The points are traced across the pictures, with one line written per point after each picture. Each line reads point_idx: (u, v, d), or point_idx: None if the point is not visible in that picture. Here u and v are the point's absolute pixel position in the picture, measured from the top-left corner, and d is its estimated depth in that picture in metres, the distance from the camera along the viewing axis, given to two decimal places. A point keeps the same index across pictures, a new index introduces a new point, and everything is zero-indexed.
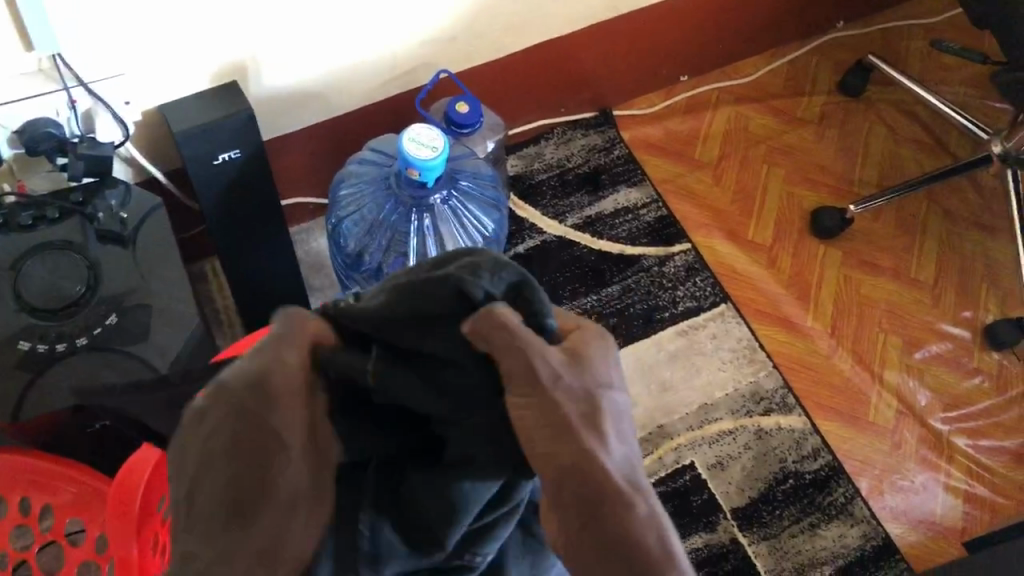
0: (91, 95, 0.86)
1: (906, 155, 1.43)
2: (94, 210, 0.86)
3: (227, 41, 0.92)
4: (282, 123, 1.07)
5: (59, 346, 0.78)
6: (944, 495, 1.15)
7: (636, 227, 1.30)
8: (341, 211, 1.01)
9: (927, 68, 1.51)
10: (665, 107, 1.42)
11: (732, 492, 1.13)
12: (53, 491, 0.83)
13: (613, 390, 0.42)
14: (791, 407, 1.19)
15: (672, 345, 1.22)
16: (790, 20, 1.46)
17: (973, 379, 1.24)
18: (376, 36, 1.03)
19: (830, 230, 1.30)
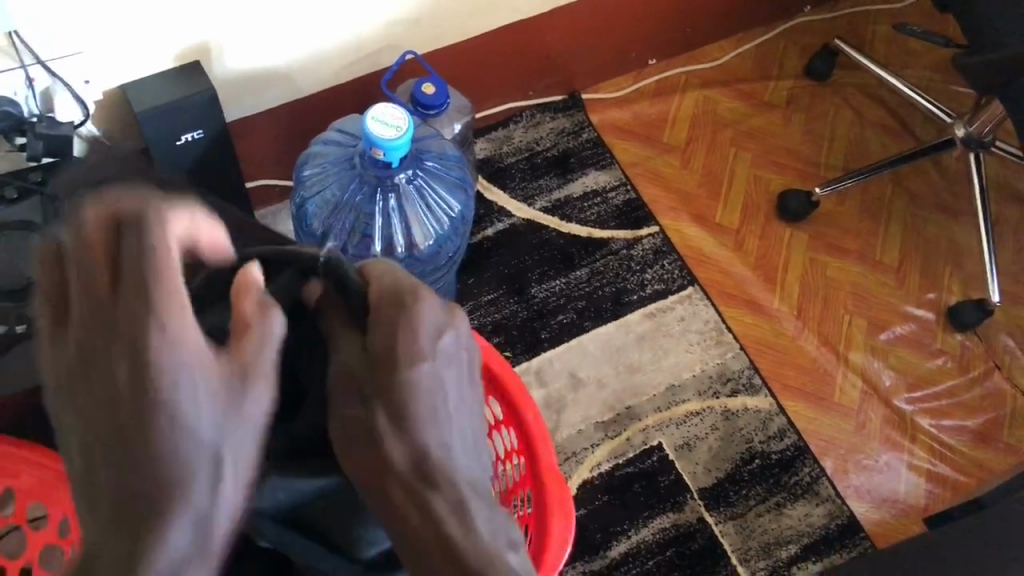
0: (48, 71, 0.85)
1: (871, 139, 1.44)
2: (54, 189, 0.85)
3: (189, 21, 0.91)
4: (247, 105, 1.06)
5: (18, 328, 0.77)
6: (907, 474, 1.17)
7: (604, 210, 1.30)
8: (304, 192, 1.00)
9: (892, 53, 1.53)
10: (633, 91, 1.42)
11: (699, 472, 1.14)
12: (14, 475, 0.83)
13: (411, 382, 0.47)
14: (758, 388, 1.20)
15: (640, 327, 1.22)
16: (757, 4, 1.46)
17: (936, 360, 1.26)
18: (341, 17, 1.02)
19: (797, 213, 1.31)
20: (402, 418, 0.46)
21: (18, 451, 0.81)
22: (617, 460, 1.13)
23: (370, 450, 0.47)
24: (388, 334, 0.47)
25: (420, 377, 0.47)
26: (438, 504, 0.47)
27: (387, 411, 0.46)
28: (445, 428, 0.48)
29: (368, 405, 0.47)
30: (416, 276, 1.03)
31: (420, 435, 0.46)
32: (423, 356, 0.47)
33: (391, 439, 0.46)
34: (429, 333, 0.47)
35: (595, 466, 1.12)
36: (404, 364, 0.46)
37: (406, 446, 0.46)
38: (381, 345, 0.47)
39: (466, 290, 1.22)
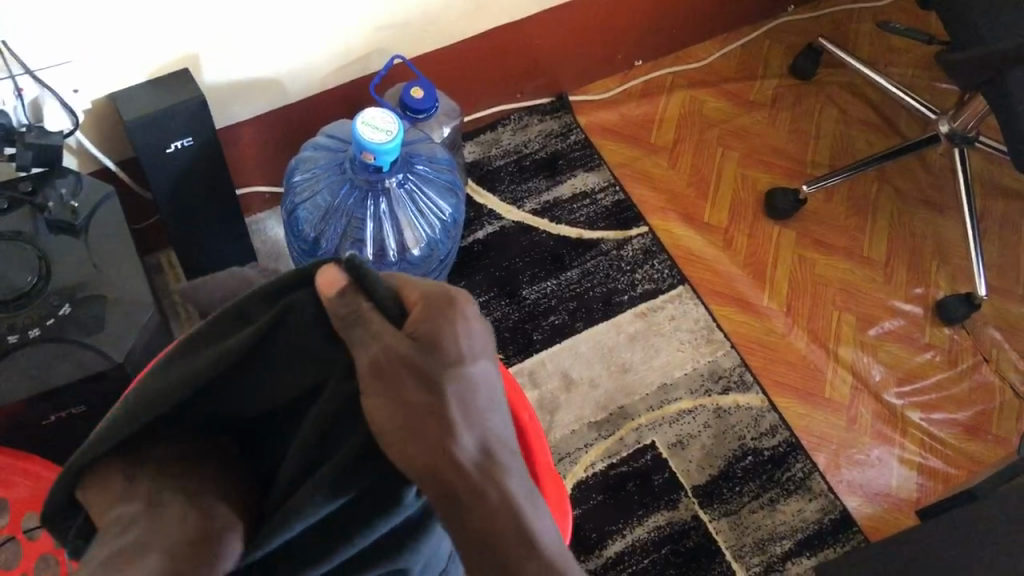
0: (36, 81, 0.85)
1: (857, 136, 1.45)
2: (44, 199, 0.85)
3: (177, 30, 0.91)
4: (236, 112, 1.06)
5: (11, 337, 0.77)
6: (899, 468, 1.18)
7: (593, 211, 1.31)
8: (296, 197, 1.00)
9: (875, 50, 1.54)
10: (620, 92, 1.43)
11: (693, 470, 1.14)
12: (8, 486, 0.83)
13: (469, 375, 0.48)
14: (749, 385, 1.20)
15: (630, 327, 1.23)
16: (741, 4, 1.47)
17: (925, 354, 1.27)
18: (329, 24, 1.02)
19: (784, 211, 1.32)
20: (467, 407, 0.48)
21: (19, 465, 0.82)
22: (611, 459, 1.13)
23: (434, 437, 0.47)
24: (441, 329, 0.48)
25: (471, 377, 0.48)
26: (504, 491, 0.48)
27: (455, 399, 0.48)
28: (495, 422, 0.50)
29: (433, 395, 0.47)
30: None
31: (482, 426, 0.49)
32: (476, 352, 0.49)
33: (460, 428, 0.48)
34: (476, 332, 0.50)
35: (590, 466, 1.13)
36: (463, 357, 0.48)
37: (474, 435, 0.48)
38: (435, 336, 0.48)
39: None
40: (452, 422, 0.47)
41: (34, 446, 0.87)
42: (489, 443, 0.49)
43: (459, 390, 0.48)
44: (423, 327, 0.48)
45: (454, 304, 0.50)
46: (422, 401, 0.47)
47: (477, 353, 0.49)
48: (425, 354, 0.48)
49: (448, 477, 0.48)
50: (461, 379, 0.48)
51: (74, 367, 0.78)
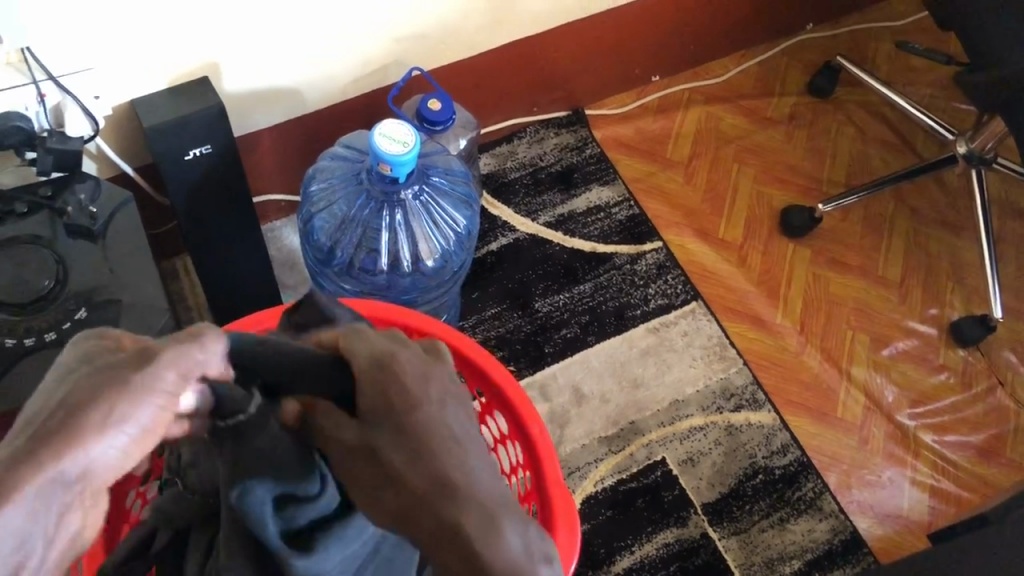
0: (59, 87, 0.85)
1: (873, 155, 1.45)
2: (64, 204, 0.86)
3: (198, 38, 0.92)
4: (255, 120, 1.07)
5: (27, 340, 0.77)
6: (911, 490, 1.17)
7: (607, 225, 1.31)
8: (313, 207, 1.00)
9: (893, 70, 1.54)
10: (636, 107, 1.43)
11: (702, 487, 1.14)
12: None
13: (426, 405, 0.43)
14: (761, 404, 1.20)
15: (642, 343, 1.23)
16: (760, 21, 1.47)
17: (938, 375, 1.26)
18: (348, 34, 1.03)
19: (800, 228, 1.32)
20: (413, 455, 0.41)
21: None
22: (620, 474, 1.13)
23: (389, 497, 0.42)
24: (379, 380, 0.44)
25: (427, 412, 0.43)
26: (467, 530, 0.40)
27: (397, 450, 0.42)
28: (463, 460, 0.42)
29: (376, 453, 0.43)
30: (421, 289, 1.04)
31: (430, 469, 0.41)
32: (419, 394, 0.44)
33: (405, 479, 0.41)
34: (420, 372, 0.45)
35: (599, 481, 1.12)
36: (405, 403, 0.43)
37: (420, 479, 0.41)
38: (387, 372, 0.45)
39: (470, 305, 1.22)
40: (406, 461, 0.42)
41: None
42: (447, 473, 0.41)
43: (420, 417, 0.43)
44: (362, 384, 0.44)
45: (390, 354, 0.45)
46: (371, 465, 0.43)
47: (421, 396, 0.44)
48: (368, 413, 0.44)
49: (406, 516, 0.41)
50: (405, 424, 0.43)
51: None
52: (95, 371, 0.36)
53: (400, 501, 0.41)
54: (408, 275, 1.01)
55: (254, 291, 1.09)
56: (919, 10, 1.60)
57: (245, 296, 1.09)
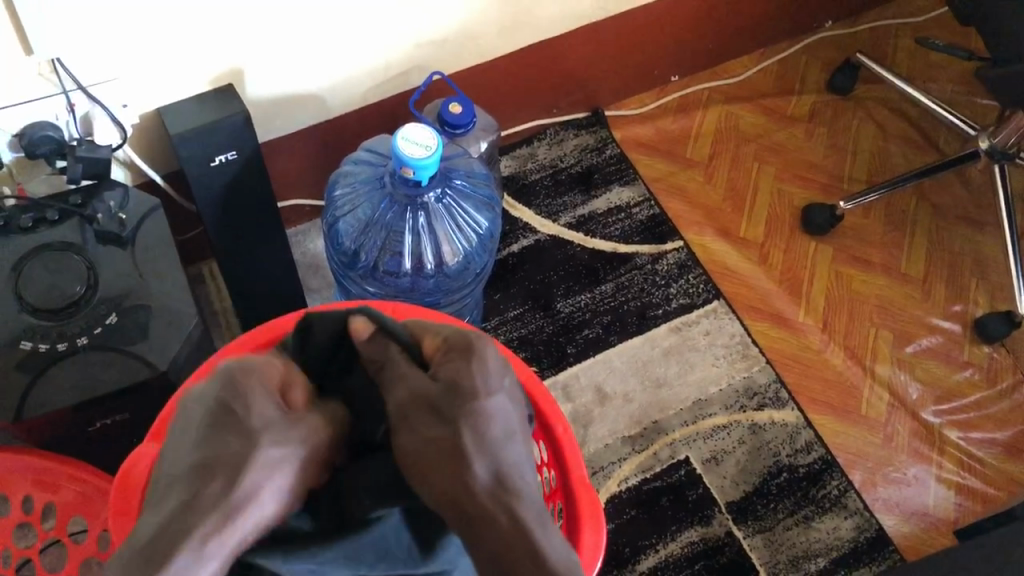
0: (88, 97, 0.87)
1: (895, 152, 1.45)
2: (93, 211, 0.88)
3: (222, 46, 0.93)
4: (278, 126, 1.08)
5: (60, 345, 0.79)
6: (937, 487, 1.17)
7: (628, 225, 1.31)
8: (337, 211, 1.02)
9: (914, 66, 1.53)
10: (655, 107, 1.43)
11: (727, 486, 1.14)
12: (55, 490, 0.84)
13: (493, 398, 0.57)
14: (785, 402, 1.20)
15: (665, 342, 1.23)
16: (779, 19, 1.47)
17: (963, 372, 1.26)
18: (368, 40, 1.04)
19: (821, 227, 1.32)
20: (482, 435, 0.56)
21: (63, 467, 0.83)
22: (645, 473, 1.14)
23: (453, 470, 0.55)
24: (458, 370, 0.59)
25: (489, 404, 0.57)
26: (513, 507, 0.54)
27: (471, 430, 0.56)
28: (514, 453, 0.57)
29: (450, 426, 0.56)
30: (445, 291, 1.05)
31: (494, 452, 0.55)
32: (490, 391, 0.57)
33: (474, 457, 0.55)
34: (496, 369, 0.59)
35: (623, 480, 1.13)
36: (478, 394, 0.57)
37: (486, 461, 0.55)
38: (456, 378, 0.58)
39: (492, 306, 1.23)
40: (471, 446, 0.55)
41: (81, 451, 0.89)
42: (505, 458, 0.56)
43: (490, 405, 0.57)
44: (442, 365, 0.60)
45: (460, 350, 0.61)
46: (443, 433, 0.56)
47: (489, 390, 0.57)
48: (443, 399, 0.58)
49: (461, 499, 0.55)
50: (473, 412, 0.56)
51: (120, 373, 0.79)
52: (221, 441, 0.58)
53: (461, 476, 0.54)
54: (431, 276, 1.02)
55: (280, 295, 1.11)
56: (939, 5, 1.59)
57: (271, 300, 1.10)
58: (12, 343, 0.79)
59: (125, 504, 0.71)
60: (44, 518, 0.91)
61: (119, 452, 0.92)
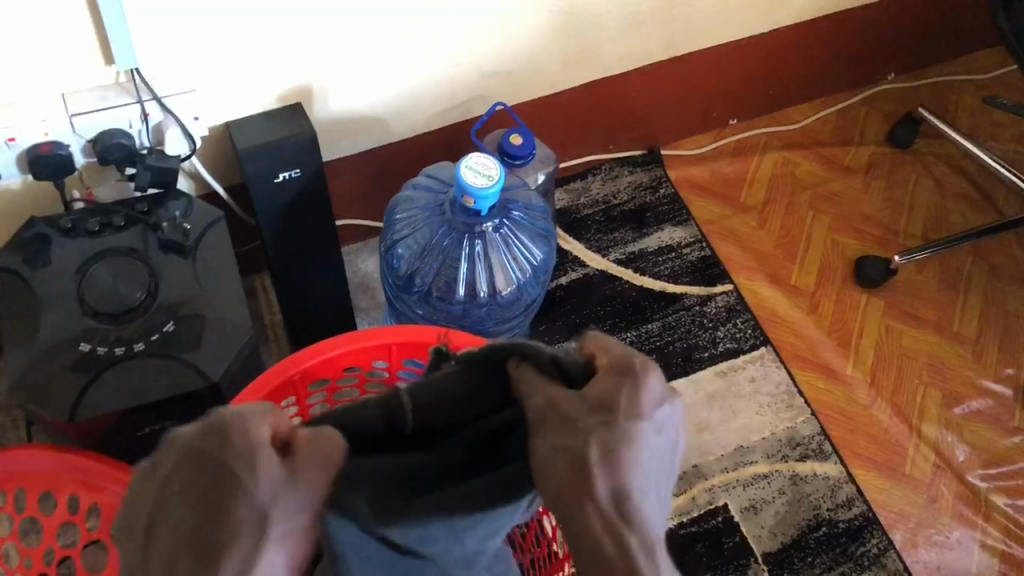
0: (161, 107, 0.89)
1: (952, 209, 1.43)
2: (158, 219, 0.89)
3: (294, 66, 0.95)
4: (342, 147, 1.09)
5: (117, 349, 0.81)
6: (981, 553, 1.14)
7: (678, 265, 1.31)
8: (395, 234, 1.03)
9: (976, 124, 1.52)
10: (712, 149, 1.44)
11: (764, 536, 1.12)
12: (100, 492, 0.83)
13: (642, 423, 0.44)
14: (828, 455, 1.18)
15: (709, 386, 1.22)
16: (841, 69, 1.47)
17: (1012, 438, 1.23)
18: (435, 67, 1.05)
19: (874, 280, 1.30)
20: (616, 455, 0.43)
21: (112, 471, 0.83)
22: (681, 518, 1.12)
23: (567, 478, 0.42)
24: (612, 386, 0.45)
25: (636, 429, 0.44)
26: (640, 563, 0.41)
27: (600, 443, 0.43)
28: (642, 487, 0.43)
29: (579, 437, 0.43)
30: (496, 321, 1.05)
31: (634, 485, 0.43)
32: (640, 413, 0.44)
33: (597, 472, 0.42)
34: (653, 401, 0.45)
35: None
36: (624, 412, 0.44)
37: (610, 481, 0.42)
38: (606, 396, 0.44)
39: (537, 337, 1.23)
40: (593, 463, 0.42)
41: (127, 457, 0.90)
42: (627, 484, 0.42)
43: (628, 430, 0.43)
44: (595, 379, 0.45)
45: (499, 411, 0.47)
46: (567, 440, 0.43)
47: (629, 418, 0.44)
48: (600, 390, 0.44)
49: (574, 517, 0.42)
50: (619, 428, 0.43)
51: (174, 380, 0.80)
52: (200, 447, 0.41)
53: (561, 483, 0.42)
54: (484, 305, 1.03)
55: (332, 313, 1.11)
56: (1005, 63, 1.58)
57: (320, 318, 1.11)
58: (71, 344, 0.80)
59: None
60: (87, 517, 0.92)
61: None
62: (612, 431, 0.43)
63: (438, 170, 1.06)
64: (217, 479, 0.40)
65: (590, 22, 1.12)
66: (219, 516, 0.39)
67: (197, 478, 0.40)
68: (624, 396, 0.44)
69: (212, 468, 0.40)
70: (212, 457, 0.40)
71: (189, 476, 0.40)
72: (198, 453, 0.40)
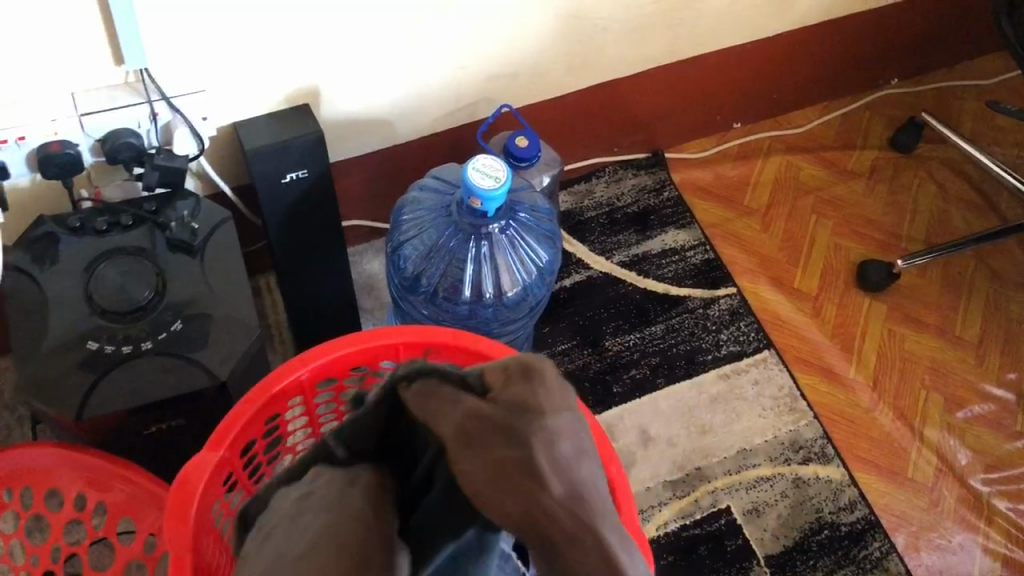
0: (170, 107, 0.89)
1: (955, 214, 1.43)
2: (166, 219, 0.89)
3: (301, 67, 0.96)
4: (348, 149, 1.10)
5: (125, 347, 0.81)
6: (982, 557, 1.14)
7: (681, 268, 1.31)
8: (402, 235, 1.03)
9: (979, 129, 1.52)
10: (716, 152, 1.44)
11: (767, 539, 1.12)
12: (106, 489, 0.84)
13: (564, 415, 0.49)
14: (830, 458, 1.18)
15: (713, 389, 1.22)
16: (844, 74, 1.48)
17: (1014, 442, 1.24)
18: (442, 69, 1.06)
19: (877, 284, 1.31)
20: (551, 452, 0.47)
21: (120, 469, 0.83)
22: (683, 520, 1.13)
23: (527, 489, 0.46)
24: (523, 389, 0.50)
25: (560, 423, 0.49)
26: (607, 540, 0.45)
27: (542, 447, 0.47)
28: (586, 471, 0.48)
29: (520, 446, 0.47)
30: (501, 322, 1.06)
31: (571, 472, 0.47)
32: (559, 404, 0.50)
33: (551, 476, 0.46)
34: (560, 386, 0.51)
35: (662, 525, 1.12)
36: (549, 409, 0.49)
37: (562, 479, 0.46)
38: (521, 398, 0.49)
39: (541, 339, 1.23)
40: (544, 470, 0.46)
41: (134, 456, 0.90)
42: (578, 479, 0.47)
43: (559, 426, 0.48)
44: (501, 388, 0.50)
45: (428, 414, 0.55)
46: (511, 453, 0.47)
47: (557, 415, 0.49)
48: (514, 394, 0.50)
49: (545, 525, 0.45)
50: (548, 426, 0.48)
51: (181, 379, 0.80)
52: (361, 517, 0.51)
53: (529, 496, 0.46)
54: (490, 305, 1.03)
55: (337, 314, 1.12)
56: (1009, 69, 1.58)
57: (325, 319, 1.11)
58: (79, 342, 0.81)
59: (182, 509, 0.72)
60: (94, 516, 0.93)
61: (171, 457, 0.93)
62: (547, 433, 0.48)
63: (444, 172, 1.07)
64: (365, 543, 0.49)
65: (596, 25, 1.12)
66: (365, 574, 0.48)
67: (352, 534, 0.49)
68: (543, 398, 0.49)
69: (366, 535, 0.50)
70: (374, 531, 0.50)
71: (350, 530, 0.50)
72: (356, 521, 0.50)
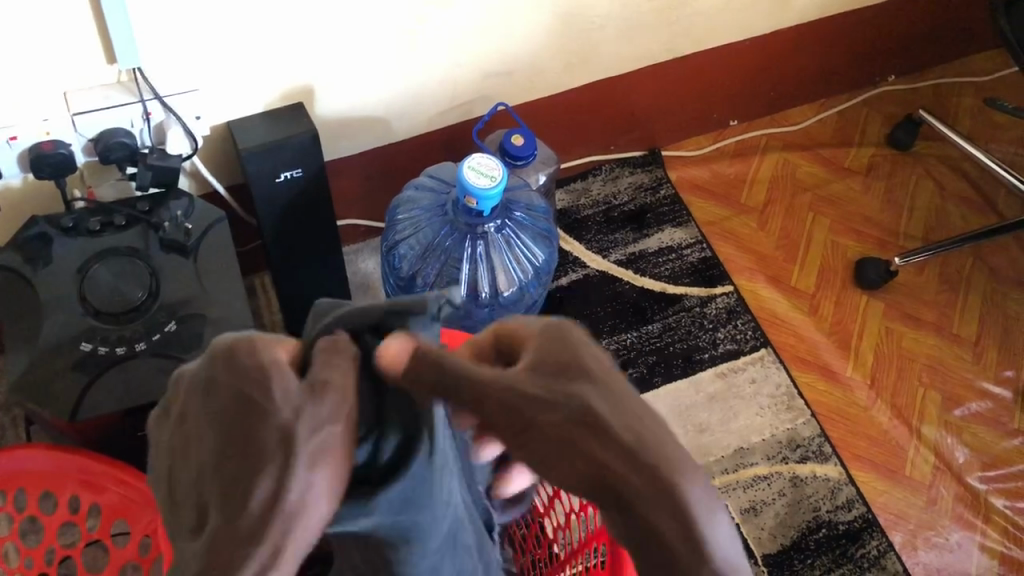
0: (164, 107, 0.88)
1: (952, 211, 1.43)
2: (160, 219, 0.89)
3: (294, 67, 0.95)
4: (343, 148, 1.09)
5: (119, 349, 0.80)
6: (980, 555, 1.14)
7: (678, 266, 1.31)
8: (398, 234, 1.03)
9: (976, 126, 1.52)
10: (713, 150, 1.43)
11: (765, 538, 1.12)
12: (100, 491, 0.84)
13: (622, 376, 0.36)
14: (827, 456, 1.18)
15: (710, 387, 1.22)
16: (840, 72, 1.47)
17: (1012, 440, 1.23)
18: (436, 68, 1.05)
19: (874, 282, 1.30)
20: (618, 400, 0.35)
21: (113, 472, 0.82)
22: None
23: (591, 452, 0.34)
24: (559, 339, 0.37)
25: (615, 379, 0.36)
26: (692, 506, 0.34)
27: (598, 395, 0.35)
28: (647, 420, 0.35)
29: (570, 402, 0.35)
30: None
31: (654, 432, 0.35)
32: (604, 373, 0.36)
33: (618, 425, 0.34)
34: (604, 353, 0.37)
35: None
36: (593, 371, 0.36)
37: (641, 437, 0.34)
38: (566, 353, 0.36)
39: None
40: (608, 419, 0.35)
41: (128, 457, 0.90)
42: (652, 434, 0.35)
43: (614, 384, 0.36)
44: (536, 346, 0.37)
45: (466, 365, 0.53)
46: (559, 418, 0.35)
47: (620, 390, 0.36)
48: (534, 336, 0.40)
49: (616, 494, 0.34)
50: (603, 384, 0.36)
51: None
52: (224, 411, 0.34)
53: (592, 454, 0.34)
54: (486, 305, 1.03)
55: None
56: (1005, 65, 1.58)
57: None
58: (72, 344, 0.80)
59: None
60: (89, 517, 0.92)
61: None
62: (603, 387, 0.36)
63: (440, 171, 1.06)
64: (236, 456, 0.33)
65: (591, 23, 1.12)
66: (239, 505, 0.33)
67: (226, 438, 0.34)
68: (586, 350, 0.37)
69: (238, 452, 0.34)
70: (239, 414, 0.34)
71: (216, 446, 0.35)
72: (224, 409, 0.35)
